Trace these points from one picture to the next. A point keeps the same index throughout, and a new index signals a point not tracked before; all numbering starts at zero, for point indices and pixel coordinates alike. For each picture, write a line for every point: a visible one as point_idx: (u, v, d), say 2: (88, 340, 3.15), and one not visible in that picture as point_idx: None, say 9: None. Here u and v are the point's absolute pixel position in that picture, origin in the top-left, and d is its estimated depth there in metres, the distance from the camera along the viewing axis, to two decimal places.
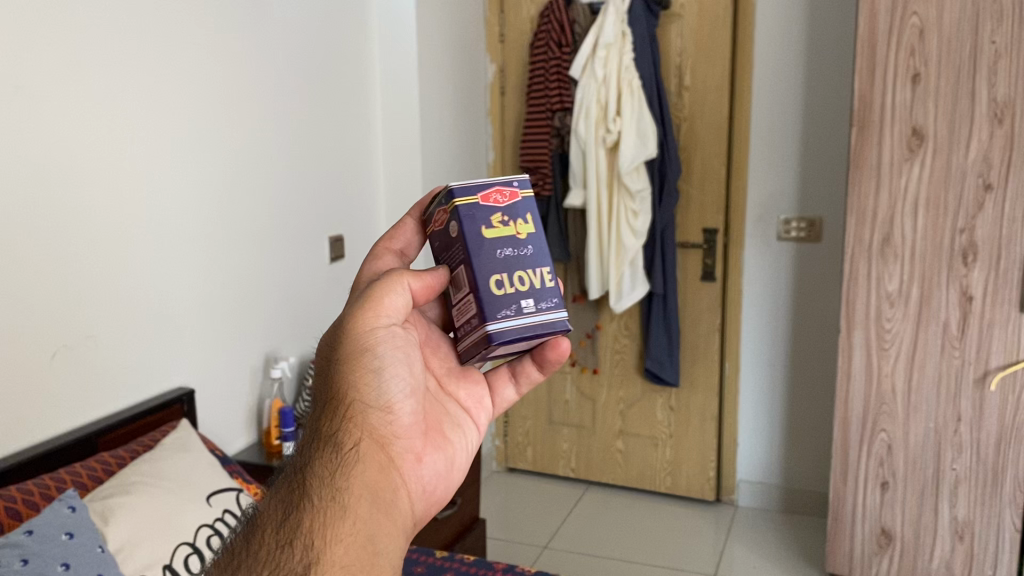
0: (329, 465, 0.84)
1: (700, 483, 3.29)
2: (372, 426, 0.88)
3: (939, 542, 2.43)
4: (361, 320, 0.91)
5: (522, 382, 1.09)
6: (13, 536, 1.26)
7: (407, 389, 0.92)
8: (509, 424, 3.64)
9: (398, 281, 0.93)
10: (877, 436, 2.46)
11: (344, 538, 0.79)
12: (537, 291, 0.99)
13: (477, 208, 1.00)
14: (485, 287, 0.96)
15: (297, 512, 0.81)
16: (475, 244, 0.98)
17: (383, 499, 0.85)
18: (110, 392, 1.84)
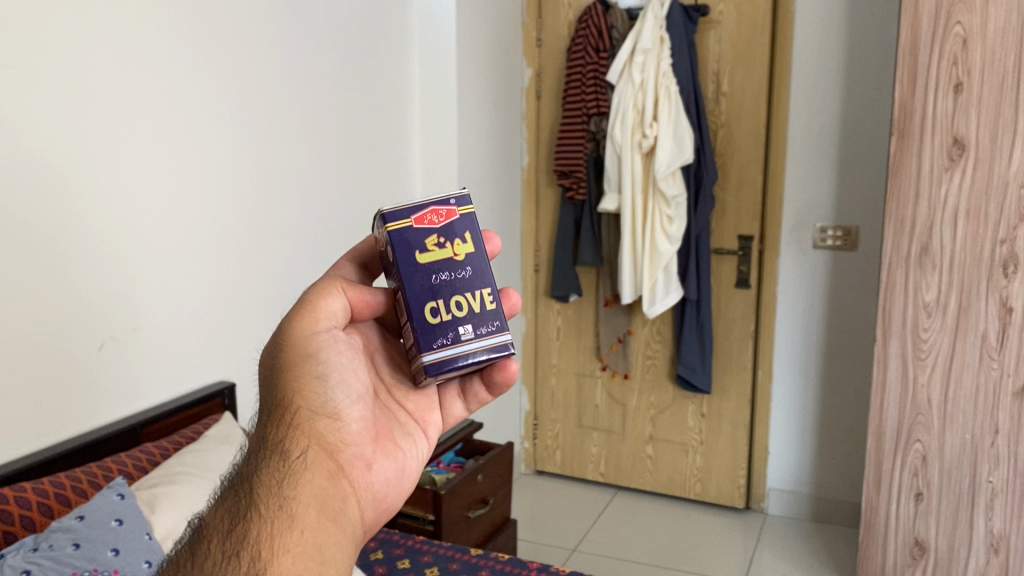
0: (275, 474, 0.85)
1: (730, 490, 3.29)
2: (319, 433, 0.90)
3: (974, 555, 2.41)
4: (300, 327, 0.92)
5: (471, 400, 1.05)
6: (65, 520, 1.30)
7: (353, 396, 0.94)
8: (539, 427, 3.65)
9: (337, 288, 0.94)
10: (912, 446, 2.45)
11: (293, 547, 0.80)
12: (476, 315, 0.97)
13: (411, 231, 0.98)
14: (419, 316, 0.95)
15: (243, 521, 0.81)
16: (409, 270, 0.96)
17: (331, 508, 0.87)
18: (155, 384, 1.88)
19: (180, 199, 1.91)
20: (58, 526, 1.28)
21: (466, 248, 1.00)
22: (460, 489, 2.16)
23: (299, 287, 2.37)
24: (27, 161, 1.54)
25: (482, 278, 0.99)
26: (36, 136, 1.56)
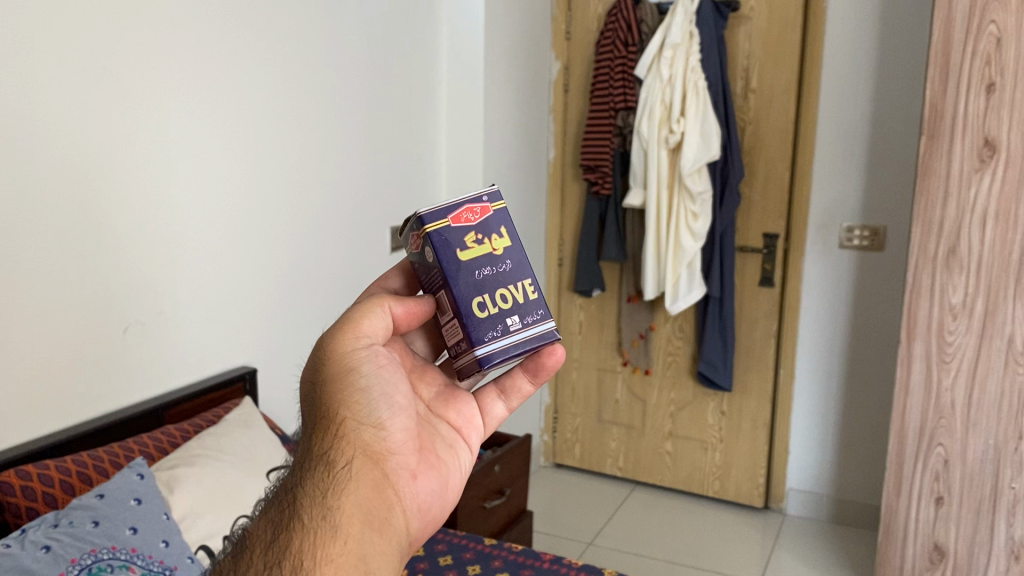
0: (319, 485, 0.87)
1: (749, 489, 3.28)
2: (365, 444, 0.91)
3: (994, 561, 2.38)
4: (341, 341, 0.94)
5: (511, 397, 1.11)
6: (85, 499, 1.32)
7: (396, 408, 0.95)
8: (559, 420, 3.66)
9: (378, 305, 0.98)
10: (934, 450, 2.42)
11: (334, 558, 0.82)
12: (520, 306, 1.05)
13: (450, 230, 1.04)
14: (469, 311, 1.02)
15: (287, 532, 0.84)
16: (454, 268, 1.03)
17: (375, 519, 0.88)
18: (178, 368, 1.91)
19: (207, 185, 1.94)
20: (78, 503, 1.31)
21: (504, 243, 1.07)
22: (476, 480, 2.17)
23: (322, 275, 2.39)
24: (55, 145, 1.57)
25: (522, 270, 1.07)
26: (66, 121, 1.59)
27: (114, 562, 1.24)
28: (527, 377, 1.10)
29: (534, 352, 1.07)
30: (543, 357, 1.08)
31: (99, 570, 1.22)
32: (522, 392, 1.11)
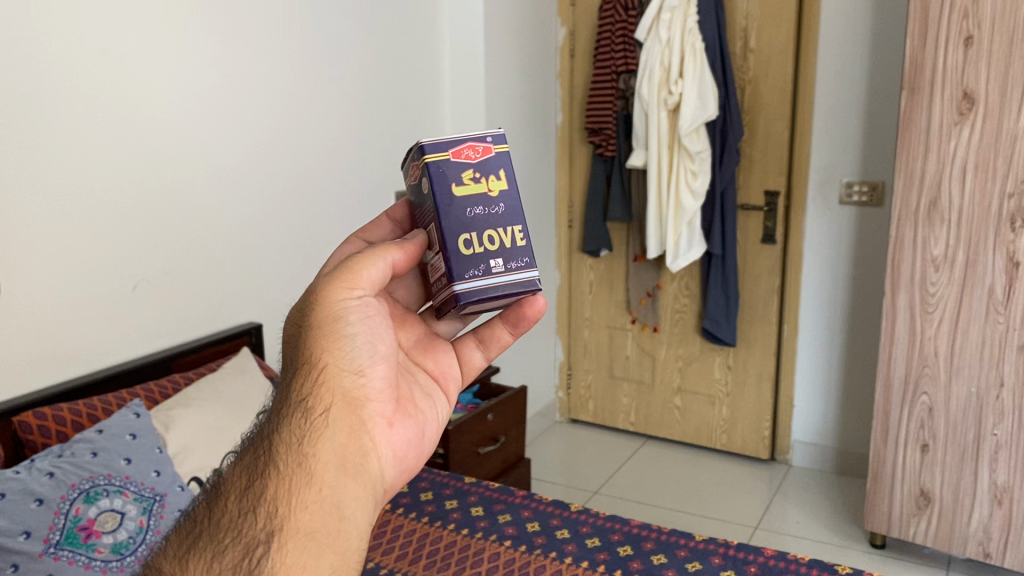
0: (297, 431, 0.83)
1: (755, 442, 3.36)
2: (345, 390, 0.87)
3: (978, 505, 2.45)
4: (331, 289, 0.88)
5: (490, 348, 1.07)
6: (86, 433, 1.50)
7: (378, 355, 0.90)
8: (573, 377, 3.78)
9: (382, 255, 0.90)
10: (919, 398, 2.49)
11: (309, 504, 0.79)
12: (506, 250, 0.97)
13: (449, 164, 0.97)
14: (453, 246, 0.95)
15: (263, 478, 0.81)
16: (446, 202, 0.96)
17: (353, 465, 0.84)
18: (186, 325, 2.08)
19: (210, 153, 2.09)
20: (80, 438, 1.49)
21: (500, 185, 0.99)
22: (468, 426, 2.31)
23: (327, 238, 2.54)
24: (52, 115, 1.71)
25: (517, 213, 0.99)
26: (70, 99, 1.74)
27: (109, 488, 1.42)
28: (506, 329, 1.05)
29: (515, 301, 1.00)
30: (522, 308, 1.01)
31: (95, 494, 1.40)
32: (501, 343, 1.06)
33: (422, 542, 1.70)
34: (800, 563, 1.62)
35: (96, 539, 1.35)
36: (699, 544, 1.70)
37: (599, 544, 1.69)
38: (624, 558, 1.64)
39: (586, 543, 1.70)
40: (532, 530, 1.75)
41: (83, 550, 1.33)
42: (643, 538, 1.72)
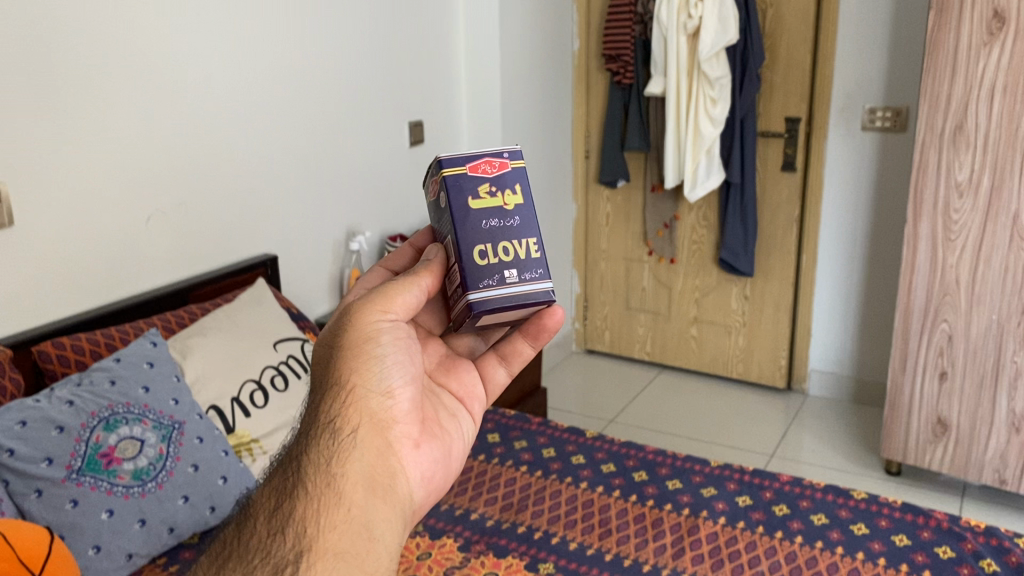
0: (325, 449, 0.78)
1: (771, 371, 3.37)
2: (373, 412, 0.81)
3: (995, 433, 2.44)
4: (364, 313, 0.83)
5: (513, 364, 1.00)
6: (103, 362, 1.51)
7: (408, 376, 0.86)
8: (589, 308, 3.78)
9: (415, 280, 0.86)
10: (939, 326, 2.47)
11: (338, 525, 0.74)
12: (521, 261, 0.89)
13: (465, 178, 0.90)
14: (467, 257, 0.88)
15: (291, 497, 0.75)
16: (460, 216, 0.89)
17: (381, 486, 0.79)
18: (202, 255, 2.08)
19: (220, 81, 2.05)
20: (97, 366, 1.50)
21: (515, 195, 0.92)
22: None
23: (342, 168, 2.51)
24: (55, 38, 1.66)
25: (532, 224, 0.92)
26: (77, 23, 1.70)
27: (128, 416, 1.43)
28: (527, 342, 0.98)
29: (533, 311, 0.93)
30: (543, 317, 0.94)
31: (115, 422, 1.41)
32: (523, 357, 0.99)
33: None
34: (815, 488, 1.62)
35: (117, 466, 1.39)
36: (714, 470, 1.70)
37: (614, 470, 1.71)
38: (639, 484, 1.66)
39: (601, 470, 1.71)
40: (548, 456, 1.76)
41: (104, 477, 1.37)
42: (658, 463, 1.73)
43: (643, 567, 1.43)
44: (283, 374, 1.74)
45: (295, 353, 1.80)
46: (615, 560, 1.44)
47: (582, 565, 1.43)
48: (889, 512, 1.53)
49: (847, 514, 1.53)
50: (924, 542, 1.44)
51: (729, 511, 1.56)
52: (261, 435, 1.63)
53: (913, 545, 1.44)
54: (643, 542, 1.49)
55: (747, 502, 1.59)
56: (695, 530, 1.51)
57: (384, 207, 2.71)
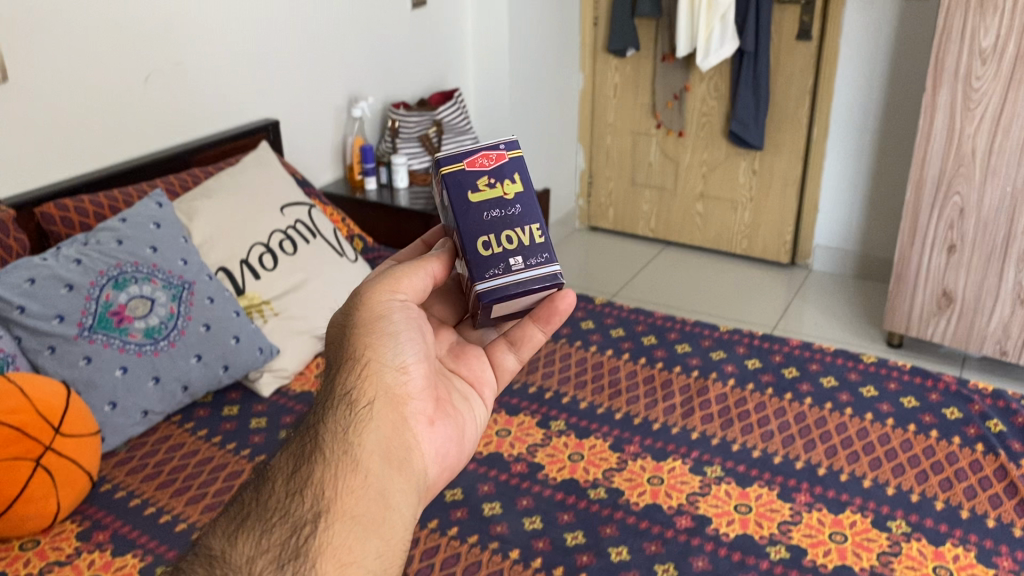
0: (341, 419, 0.72)
1: (776, 247, 3.36)
2: (389, 386, 0.77)
3: (999, 305, 2.45)
4: (375, 292, 0.80)
5: (523, 349, 0.95)
6: (109, 221, 1.48)
7: (422, 354, 0.81)
8: (594, 184, 3.72)
9: (423, 263, 0.84)
10: (951, 198, 2.43)
11: (356, 490, 0.67)
12: (526, 247, 0.85)
13: (463, 174, 0.86)
14: (470, 248, 0.84)
15: (307, 462, 0.69)
16: (460, 209, 0.85)
17: (400, 459, 0.73)
18: (202, 118, 2.02)
19: None
20: (103, 226, 1.47)
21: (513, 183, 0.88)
22: None
23: (343, 29, 2.40)
24: None
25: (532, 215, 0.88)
26: None
27: (137, 276, 1.42)
28: (537, 326, 0.93)
29: (545, 299, 0.89)
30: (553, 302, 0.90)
31: (124, 281, 1.40)
32: (533, 341, 0.95)
33: None
34: (825, 352, 1.62)
35: (128, 324, 1.38)
36: (724, 335, 1.70)
37: (624, 335, 1.71)
38: (649, 348, 1.66)
39: (611, 334, 1.71)
40: None
41: (116, 334, 1.37)
42: (668, 329, 1.72)
43: (654, 426, 1.44)
44: (291, 238, 1.71)
45: (301, 218, 1.77)
46: (626, 419, 1.46)
47: (593, 424, 1.45)
48: (898, 376, 1.54)
49: (856, 377, 1.54)
50: (933, 403, 1.46)
51: (739, 374, 1.57)
52: (271, 296, 1.63)
53: (922, 407, 1.45)
54: (653, 402, 1.50)
55: (757, 365, 1.59)
56: (705, 391, 1.53)
57: (387, 73, 2.61)
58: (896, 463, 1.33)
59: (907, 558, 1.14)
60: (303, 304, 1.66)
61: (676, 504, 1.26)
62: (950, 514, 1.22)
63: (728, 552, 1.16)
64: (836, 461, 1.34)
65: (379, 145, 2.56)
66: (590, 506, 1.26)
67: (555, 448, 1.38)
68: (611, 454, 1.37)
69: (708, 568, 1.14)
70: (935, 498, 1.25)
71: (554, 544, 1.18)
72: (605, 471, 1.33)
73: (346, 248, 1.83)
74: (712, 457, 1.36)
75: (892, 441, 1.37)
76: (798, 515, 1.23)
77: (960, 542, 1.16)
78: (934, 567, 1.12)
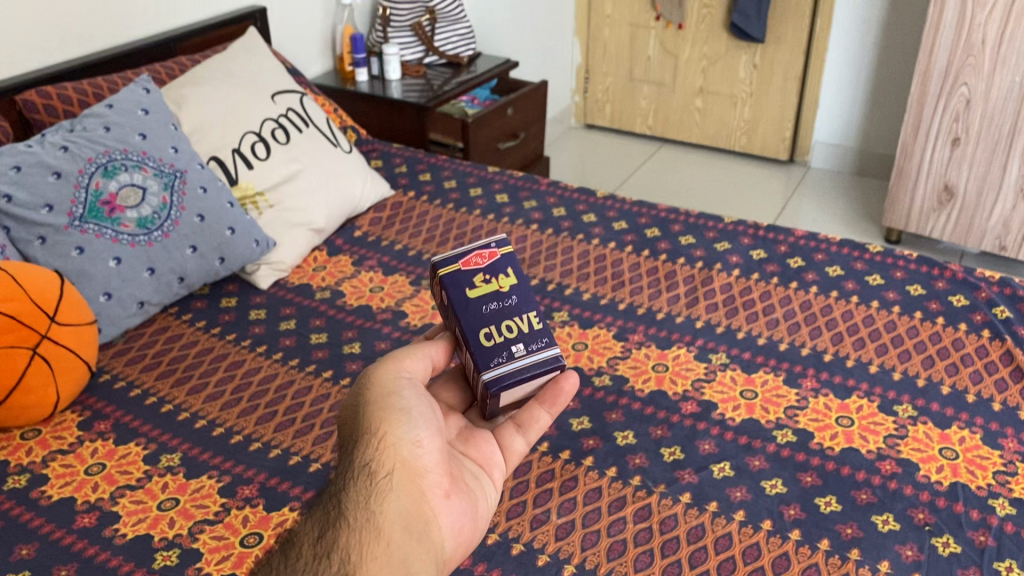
0: (360, 490, 0.69)
1: (775, 144, 3.30)
2: (407, 457, 0.73)
3: (1000, 199, 2.42)
4: (383, 370, 0.79)
5: (530, 430, 0.86)
6: (95, 108, 1.41)
7: (435, 429, 0.78)
8: (590, 80, 3.63)
9: (421, 349, 0.83)
10: (958, 90, 2.37)
11: (379, 556, 0.66)
12: (526, 335, 0.84)
13: (460, 272, 0.85)
14: (472, 339, 0.82)
15: (334, 528, 0.66)
16: (460, 307, 0.83)
17: (417, 532, 0.70)
18: (185, 4, 1.92)
19: None
20: (89, 113, 1.40)
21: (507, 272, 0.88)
22: (488, 120, 2.24)
23: None
24: None
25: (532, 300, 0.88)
26: None
27: (127, 164, 1.37)
28: (542, 408, 0.86)
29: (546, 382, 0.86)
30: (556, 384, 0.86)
31: (114, 169, 1.35)
32: (540, 426, 0.86)
33: (448, 227, 1.69)
34: (831, 242, 1.60)
35: (120, 214, 1.34)
36: (728, 226, 1.67)
37: (626, 228, 1.67)
38: (652, 240, 1.63)
39: (613, 227, 1.68)
40: (559, 214, 1.72)
41: (108, 225, 1.33)
42: (671, 221, 1.69)
43: (658, 315, 1.43)
44: (284, 128, 1.66)
45: (294, 107, 1.71)
46: (630, 309, 1.44)
47: (597, 315, 1.43)
48: (904, 265, 1.52)
49: (862, 267, 1.52)
50: (940, 291, 1.44)
51: (743, 264, 1.55)
52: (266, 187, 1.59)
53: (928, 295, 1.43)
54: (657, 293, 1.48)
55: (761, 256, 1.57)
56: (709, 281, 1.50)
57: None
58: (903, 350, 1.32)
59: (913, 440, 1.14)
60: (298, 196, 1.62)
61: (682, 390, 1.25)
62: (956, 398, 1.21)
63: (734, 436, 1.16)
64: (842, 348, 1.33)
65: (370, 35, 2.47)
66: (595, 393, 1.25)
67: (559, 337, 1.37)
68: (616, 343, 1.36)
69: (714, 451, 1.14)
70: (941, 382, 1.25)
71: (560, 429, 1.17)
72: (610, 360, 1.32)
73: (341, 139, 1.77)
74: (717, 345, 1.35)
75: (899, 328, 1.37)
76: (804, 400, 1.22)
77: (965, 425, 1.16)
78: (940, 448, 1.12)
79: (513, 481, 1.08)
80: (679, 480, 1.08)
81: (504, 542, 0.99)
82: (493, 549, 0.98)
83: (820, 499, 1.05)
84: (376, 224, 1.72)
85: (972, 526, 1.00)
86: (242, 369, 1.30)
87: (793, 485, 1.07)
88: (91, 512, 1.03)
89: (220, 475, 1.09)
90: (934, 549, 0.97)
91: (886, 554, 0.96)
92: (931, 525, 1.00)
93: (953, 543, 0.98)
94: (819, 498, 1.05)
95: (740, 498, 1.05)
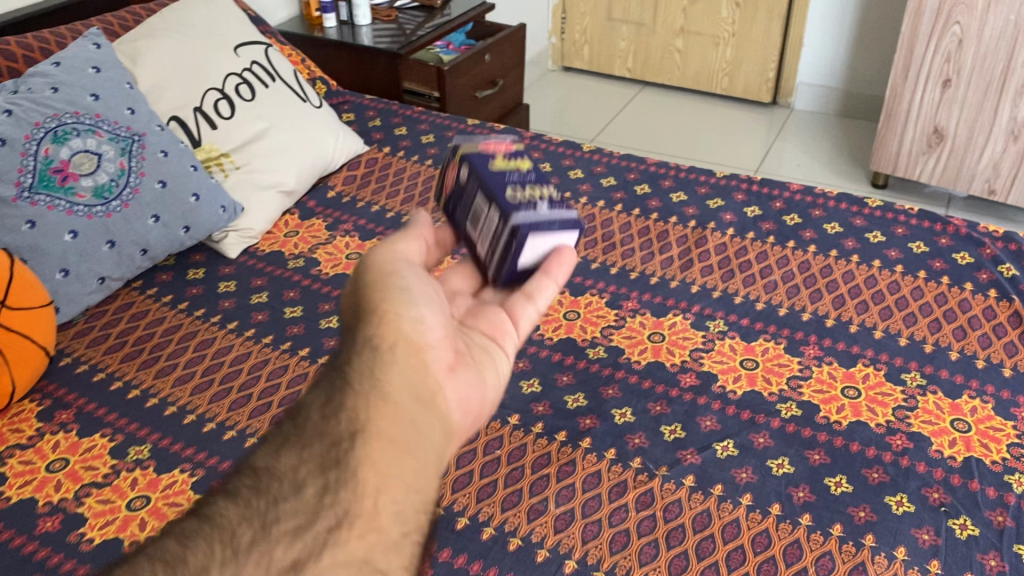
0: (366, 355, 0.59)
1: (758, 85, 3.20)
2: (414, 329, 0.64)
3: (992, 142, 2.29)
4: (375, 257, 0.70)
5: (542, 295, 0.76)
6: (41, 66, 1.30)
7: (439, 306, 0.68)
8: (567, 22, 3.50)
9: (416, 233, 0.74)
10: (950, 27, 2.21)
11: (392, 420, 0.55)
12: (545, 198, 0.80)
13: (483, 151, 0.84)
14: (494, 191, 0.78)
15: (337, 390, 0.55)
16: (483, 171, 0.81)
17: (431, 398, 0.60)
18: None
19: None
20: (34, 71, 1.29)
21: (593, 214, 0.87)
22: (465, 67, 2.13)
23: None
24: None
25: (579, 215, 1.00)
26: None
27: (79, 128, 1.27)
28: (549, 281, 0.76)
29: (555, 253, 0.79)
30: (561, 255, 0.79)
31: (65, 134, 1.25)
32: (552, 294, 0.77)
33: (427, 186, 1.60)
34: (828, 197, 1.53)
35: (74, 183, 1.24)
36: (721, 181, 1.60)
37: (615, 184, 1.59)
38: (642, 197, 1.55)
39: (601, 184, 1.59)
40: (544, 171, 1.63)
41: (61, 195, 1.23)
42: (661, 176, 1.61)
43: (651, 280, 1.36)
44: (249, 83, 1.55)
45: (259, 60, 1.60)
46: (622, 274, 1.37)
47: (588, 280, 1.36)
48: (906, 220, 1.45)
49: (862, 223, 1.45)
50: (943, 249, 1.37)
51: (739, 222, 1.48)
52: (230, 148, 1.48)
53: (931, 252, 1.36)
54: (650, 255, 1.41)
55: (757, 213, 1.50)
56: (703, 242, 1.43)
57: None
58: (907, 313, 1.25)
59: (923, 412, 1.08)
60: (265, 156, 1.51)
61: (679, 362, 1.19)
62: (966, 365, 1.15)
63: (737, 411, 1.10)
64: (845, 313, 1.26)
65: None
66: (590, 366, 1.18)
67: (549, 306, 1.30)
68: (609, 311, 1.29)
69: (716, 429, 1.07)
70: (949, 348, 1.18)
71: (554, 408, 1.11)
72: (604, 329, 1.26)
73: (310, 93, 1.66)
74: (715, 311, 1.29)
75: (902, 289, 1.29)
76: (808, 369, 1.16)
77: (977, 394, 1.10)
78: (952, 420, 1.07)
79: (508, 467, 1.02)
80: (681, 462, 1.02)
81: (501, 537, 0.93)
82: (490, 544, 0.92)
83: (830, 480, 0.99)
84: (350, 183, 1.62)
85: (988, 506, 0.95)
86: (213, 348, 1.22)
87: (800, 464, 1.01)
88: (53, 516, 0.96)
89: (194, 468, 1.02)
90: (951, 533, 0.92)
91: (901, 539, 0.92)
92: (947, 506, 0.95)
93: (970, 526, 0.93)
94: (828, 479, 0.99)
95: (746, 481, 0.99)
